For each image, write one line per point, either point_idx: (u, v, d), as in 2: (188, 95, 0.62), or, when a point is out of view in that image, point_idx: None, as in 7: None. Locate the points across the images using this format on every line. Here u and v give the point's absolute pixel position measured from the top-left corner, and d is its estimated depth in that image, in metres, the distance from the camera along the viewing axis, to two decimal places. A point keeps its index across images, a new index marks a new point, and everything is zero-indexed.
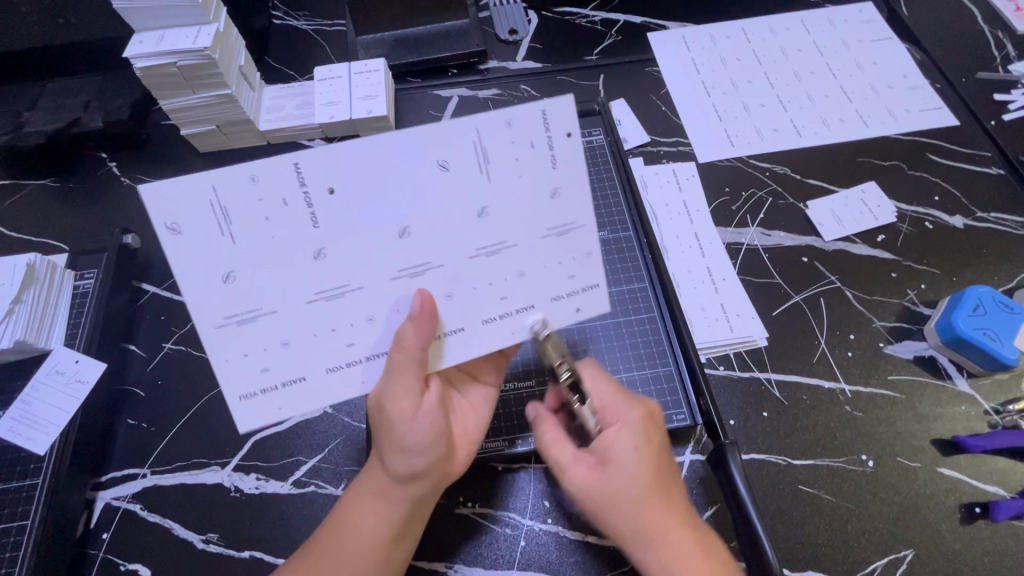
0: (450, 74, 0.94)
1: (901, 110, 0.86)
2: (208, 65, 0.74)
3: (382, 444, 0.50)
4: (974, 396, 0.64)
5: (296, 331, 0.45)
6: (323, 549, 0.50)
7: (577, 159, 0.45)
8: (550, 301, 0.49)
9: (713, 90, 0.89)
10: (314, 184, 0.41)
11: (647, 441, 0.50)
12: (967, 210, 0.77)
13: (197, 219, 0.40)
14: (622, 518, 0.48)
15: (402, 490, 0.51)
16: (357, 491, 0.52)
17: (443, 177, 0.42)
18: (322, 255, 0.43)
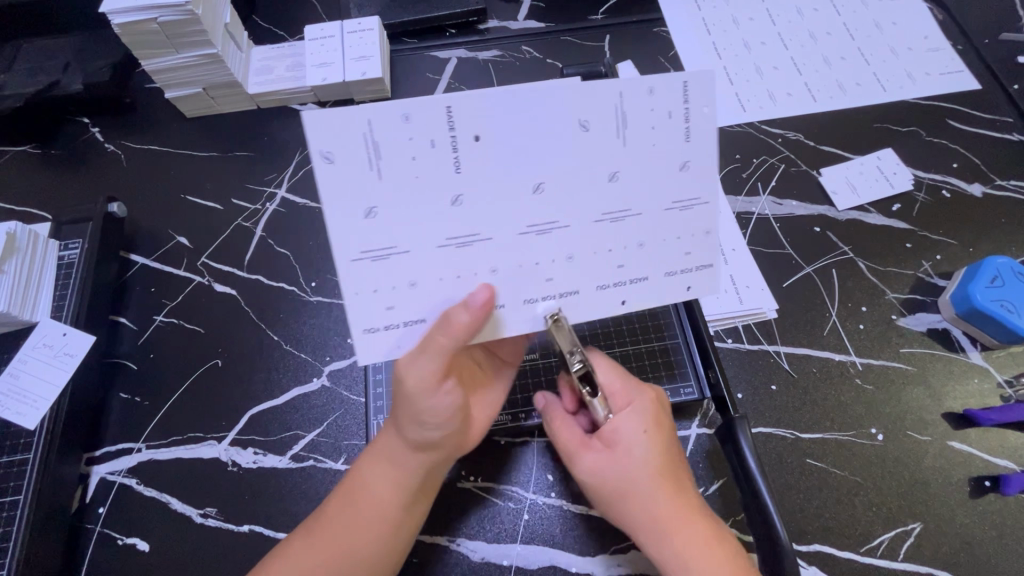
0: (448, 34, 0.89)
1: (921, 73, 0.82)
2: (190, 21, 0.69)
3: (400, 415, 0.48)
4: (987, 369, 0.63)
5: (426, 271, 0.42)
6: (338, 516, 0.50)
7: (709, 135, 0.43)
8: (663, 275, 0.47)
9: (724, 52, 0.85)
10: (464, 130, 0.39)
11: (656, 423, 0.50)
12: (986, 178, 0.74)
13: (355, 153, 0.38)
14: (634, 505, 0.48)
15: (418, 460, 0.50)
16: (372, 459, 0.51)
17: (587, 136, 0.40)
18: (462, 202, 0.41)
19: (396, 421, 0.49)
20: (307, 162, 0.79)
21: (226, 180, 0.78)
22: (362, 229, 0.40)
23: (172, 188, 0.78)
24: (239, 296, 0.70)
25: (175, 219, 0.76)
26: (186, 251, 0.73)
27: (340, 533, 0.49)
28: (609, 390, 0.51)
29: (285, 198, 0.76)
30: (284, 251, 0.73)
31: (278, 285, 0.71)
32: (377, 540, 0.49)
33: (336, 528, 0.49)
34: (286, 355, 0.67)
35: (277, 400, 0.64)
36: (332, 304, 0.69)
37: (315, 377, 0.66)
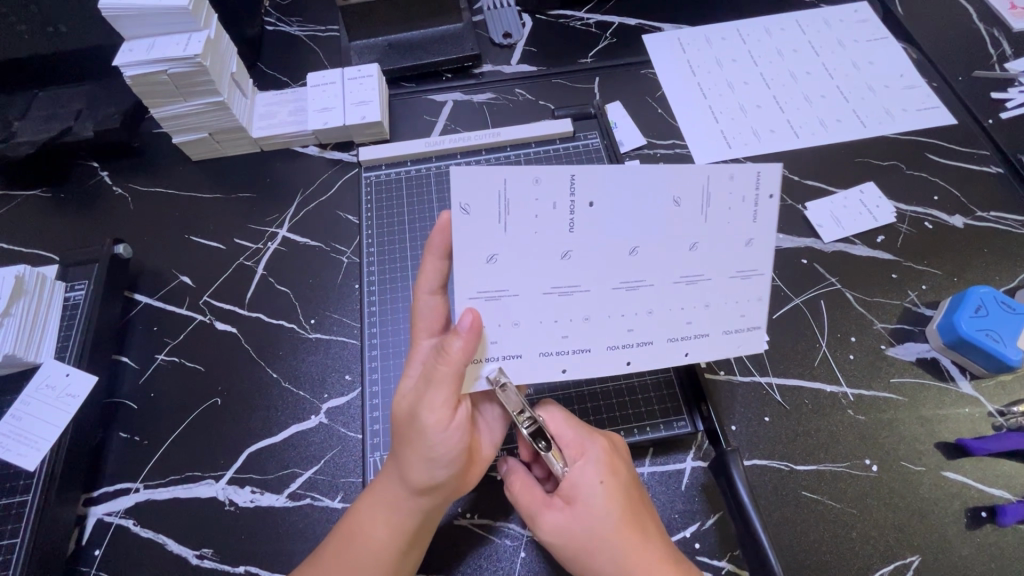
0: (444, 78, 0.94)
1: (898, 109, 0.86)
2: (199, 72, 0.73)
3: (402, 453, 0.49)
4: (978, 398, 0.63)
5: (527, 313, 0.47)
6: (340, 557, 0.50)
7: (772, 220, 0.47)
8: (721, 334, 0.50)
9: (709, 91, 0.89)
10: (581, 199, 0.43)
11: (612, 472, 0.50)
12: (966, 210, 0.76)
13: (489, 206, 0.43)
14: (599, 559, 0.48)
15: (420, 502, 0.50)
16: (376, 498, 0.51)
17: (676, 208, 0.45)
18: (568, 257, 0.45)
19: (399, 463, 0.50)
20: (308, 202, 0.82)
21: (229, 221, 0.81)
22: (482, 272, 0.45)
23: (177, 228, 0.80)
24: (240, 334, 0.72)
25: (179, 259, 0.78)
26: (189, 290, 0.75)
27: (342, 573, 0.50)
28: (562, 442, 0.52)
29: (286, 237, 0.79)
30: (284, 289, 0.75)
31: (279, 322, 0.72)
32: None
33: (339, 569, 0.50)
34: (285, 392, 0.68)
35: (276, 437, 0.65)
36: (331, 340, 0.70)
37: (313, 414, 0.66)
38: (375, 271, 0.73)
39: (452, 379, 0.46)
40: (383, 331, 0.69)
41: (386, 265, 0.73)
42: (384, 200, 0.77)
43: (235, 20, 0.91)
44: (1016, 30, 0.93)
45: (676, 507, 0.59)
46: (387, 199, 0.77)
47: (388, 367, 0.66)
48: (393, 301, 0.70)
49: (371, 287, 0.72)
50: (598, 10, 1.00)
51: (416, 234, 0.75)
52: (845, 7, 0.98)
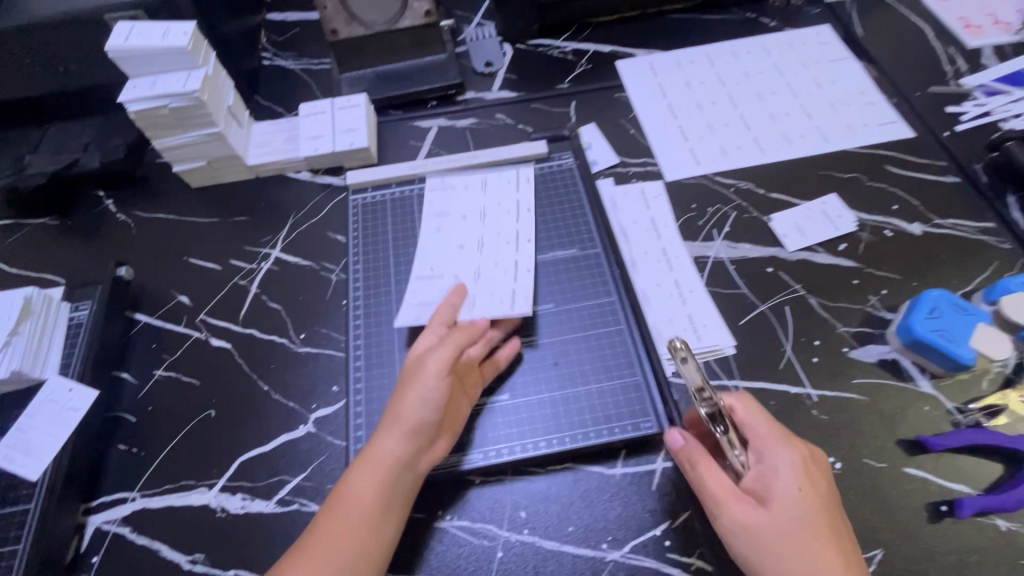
0: (430, 105, 0.99)
1: (859, 124, 0.90)
2: (197, 106, 0.79)
3: (397, 404, 0.59)
4: (938, 397, 0.66)
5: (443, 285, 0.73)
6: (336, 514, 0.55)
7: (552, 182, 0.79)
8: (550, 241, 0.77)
9: (679, 112, 0.94)
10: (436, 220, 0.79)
11: (808, 480, 0.53)
12: (925, 217, 0.80)
13: (467, 269, 0.73)
14: (789, 560, 0.50)
15: (403, 451, 0.57)
16: (366, 457, 0.57)
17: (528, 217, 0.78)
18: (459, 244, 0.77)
19: (390, 417, 0.59)
20: (300, 224, 0.86)
21: (226, 243, 0.85)
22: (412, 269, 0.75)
23: (176, 251, 0.85)
24: (234, 349, 0.76)
25: (178, 279, 0.82)
26: (186, 308, 0.79)
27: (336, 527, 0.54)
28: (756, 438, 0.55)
29: (279, 257, 0.83)
30: (276, 306, 0.79)
31: (271, 337, 0.76)
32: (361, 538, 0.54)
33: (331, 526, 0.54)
34: (275, 403, 0.71)
35: (267, 446, 0.68)
36: (319, 353, 0.74)
37: (301, 424, 0.69)
38: (361, 287, 0.77)
39: (457, 342, 0.61)
40: (368, 342, 0.72)
41: (372, 280, 0.77)
42: (371, 220, 0.82)
43: (232, 57, 0.98)
44: (970, 47, 0.98)
45: (648, 506, 0.61)
46: (373, 219, 0.81)
47: (372, 377, 0.70)
48: (377, 314, 0.74)
49: (358, 301, 0.76)
50: (574, 38, 1.06)
51: (400, 251, 0.79)
52: (808, 30, 1.03)
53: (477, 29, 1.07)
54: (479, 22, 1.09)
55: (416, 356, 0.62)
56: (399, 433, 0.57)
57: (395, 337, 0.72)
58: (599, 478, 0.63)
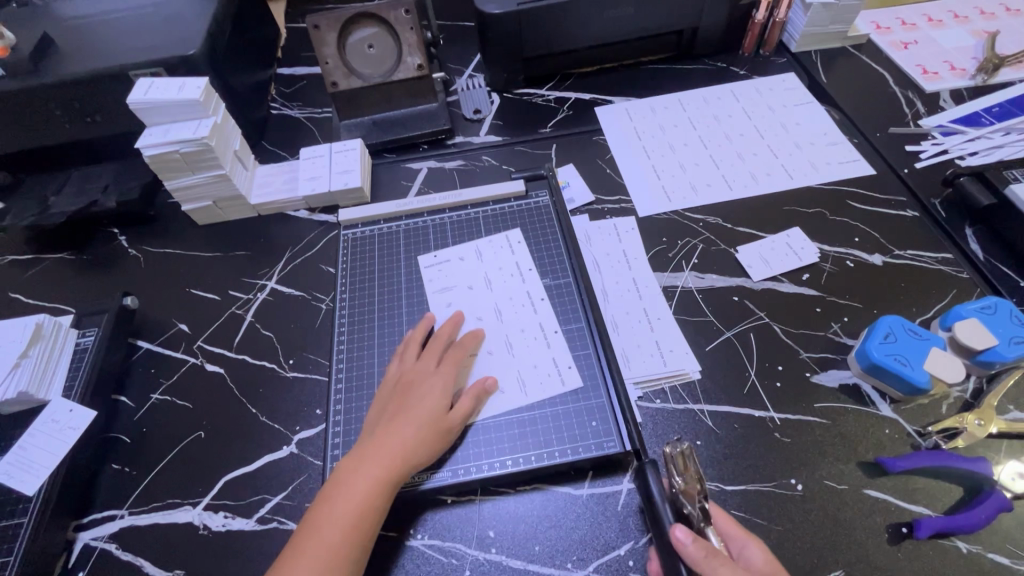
0: (421, 149, 1.07)
1: (823, 162, 0.95)
2: (204, 151, 0.86)
3: (392, 440, 0.62)
4: (898, 419, 0.68)
5: (489, 344, 0.75)
6: (311, 536, 0.57)
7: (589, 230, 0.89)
8: (540, 297, 0.79)
9: (653, 153, 1.00)
10: (441, 282, 0.82)
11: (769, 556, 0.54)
12: (885, 249, 0.84)
13: (500, 345, 0.75)
14: None
15: (387, 498, 0.60)
16: (350, 481, 0.60)
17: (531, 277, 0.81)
18: (479, 317, 0.78)
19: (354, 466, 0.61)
20: (295, 258, 0.93)
21: (227, 276, 0.92)
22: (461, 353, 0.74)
23: (180, 283, 0.92)
24: (227, 374, 0.80)
25: (180, 309, 0.88)
26: (185, 336, 0.85)
27: (311, 557, 0.55)
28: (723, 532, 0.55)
29: (274, 288, 0.89)
30: (269, 333, 0.84)
31: (262, 363, 0.81)
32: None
33: (301, 552, 0.56)
34: (262, 425, 0.75)
35: (250, 465, 0.72)
36: (307, 378, 0.78)
37: (285, 445, 0.73)
38: (347, 316, 0.81)
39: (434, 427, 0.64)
40: (352, 368, 0.77)
41: (357, 309, 0.82)
42: (361, 254, 0.87)
43: (242, 108, 1.07)
44: (929, 91, 1.04)
45: (613, 526, 0.63)
46: (362, 253, 0.87)
47: (353, 399, 0.74)
48: (360, 341, 0.79)
49: (343, 329, 0.80)
50: (557, 87, 1.14)
51: (384, 282, 0.84)
52: (775, 77, 1.10)
53: (467, 80, 1.16)
54: (469, 74, 1.18)
55: (422, 400, 0.65)
56: (386, 474, 0.60)
57: (376, 361, 0.77)
58: (566, 498, 0.65)
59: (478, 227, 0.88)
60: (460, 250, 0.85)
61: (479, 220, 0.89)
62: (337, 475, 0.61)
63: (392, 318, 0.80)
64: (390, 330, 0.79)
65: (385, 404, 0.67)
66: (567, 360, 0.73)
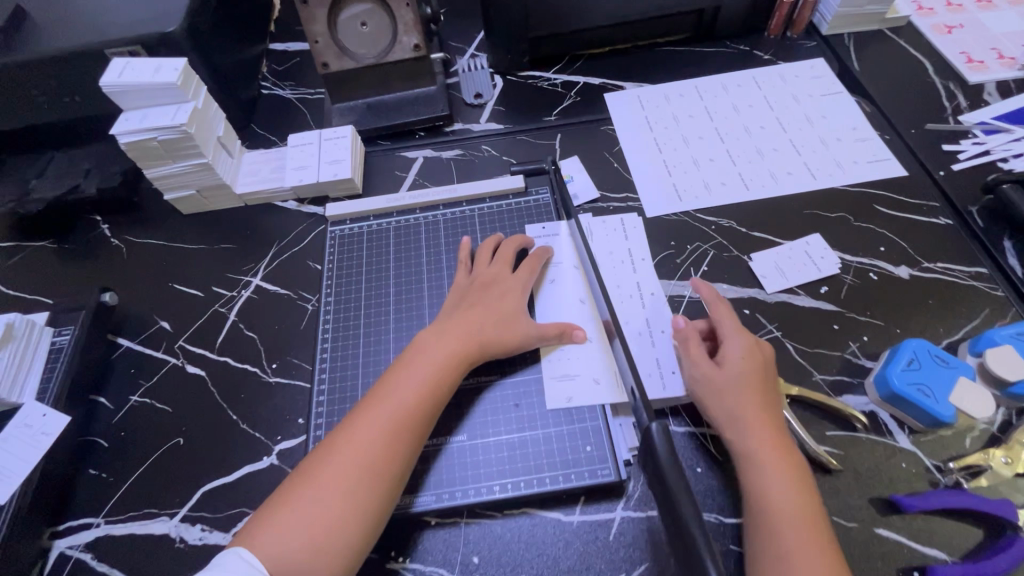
0: (418, 137, 1.01)
1: (849, 161, 0.88)
2: (184, 139, 0.81)
3: (414, 366, 0.63)
4: (916, 452, 0.63)
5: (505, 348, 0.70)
6: (337, 448, 0.58)
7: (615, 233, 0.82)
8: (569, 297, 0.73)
9: (664, 146, 0.93)
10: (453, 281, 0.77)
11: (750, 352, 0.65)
12: (913, 261, 0.77)
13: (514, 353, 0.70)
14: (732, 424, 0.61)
15: (457, 373, 0.63)
16: (421, 364, 0.63)
17: (555, 287, 0.74)
18: None
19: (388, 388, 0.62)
20: (283, 253, 0.88)
21: (212, 271, 0.88)
22: None
23: (164, 277, 0.88)
24: (208, 376, 0.77)
25: (162, 305, 0.85)
26: (167, 334, 0.81)
27: (376, 431, 0.58)
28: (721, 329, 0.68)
29: (259, 285, 0.85)
30: (252, 334, 0.80)
31: (244, 366, 0.77)
32: (382, 457, 0.57)
33: (358, 430, 0.58)
34: (243, 433, 0.72)
35: (229, 476, 0.69)
36: (290, 384, 0.75)
37: (266, 455, 0.70)
38: (331, 320, 0.77)
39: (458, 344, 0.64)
40: (335, 377, 0.72)
41: (341, 311, 0.77)
42: (349, 251, 0.82)
43: (229, 89, 1.01)
44: (972, 82, 0.95)
45: (604, 556, 0.59)
46: (349, 250, 0.82)
47: (334, 409, 0.70)
48: (345, 347, 0.74)
49: (328, 333, 0.76)
50: (565, 70, 1.06)
51: (371, 282, 0.79)
52: (802, 63, 1.02)
53: (469, 61, 1.09)
54: (471, 54, 1.10)
55: (497, 302, 0.68)
56: (463, 358, 0.64)
57: (359, 368, 0.72)
58: (555, 523, 0.61)
59: (474, 226, 0.82)
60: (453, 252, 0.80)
61: (474, 218, 0.83)
62: (393, 367, 0.63)
63: (378, 321, 0.76)
64: (376, 335, 0.75)
65: (450, 307, 0.69)
66: (579, 371, 0.67)
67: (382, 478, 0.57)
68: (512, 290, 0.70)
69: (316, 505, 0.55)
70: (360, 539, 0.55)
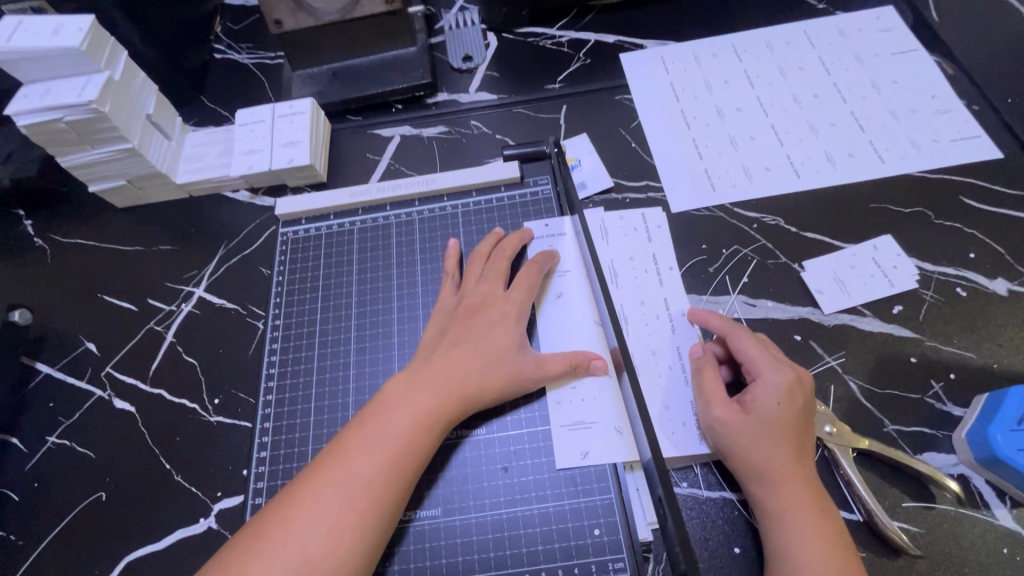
0: (395, 111, 0.84)
1: (927, 139, 0.70)
2: (98, 119, 0.65)
3: (385, 414, 0.48)
4: (1021, 533, 0.49)
5: None
6: (277, 532, 0.43)
7: (632, 232, 0.67)
8: (584, 319, 0.58)
9: (694, 121, 0.75)
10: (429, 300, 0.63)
11: (789, 397, 0.50)
12: (1012, 271, 0.61)
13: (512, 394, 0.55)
14: (762, 477, 0.48)
15: (437, 433, 0.49)
16: (392, 417, 0.48)
17: (563, 304, 0.59)
18: None
19: (345, 444, 0.47)
20: (230, 257, 0.73)
21: (147, 278, 0.73)
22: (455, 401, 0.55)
23: (91, 286, 0.74)
24: (138, 413, 0.64)
25: (89, 323, 0.71)
26: (92, 358, 0.68)
27: (332, 507, 0.44)
28: (749, 360, 0.53)
29: (202, 298, 0.71)
30: (192, 359, 0.66)
31: (180, 400, 0.64)
32: (334, 549, 0.42)
33: (305, 509, 0.43)
34: (177, 488, 0.59)
35: (159, 542, 0.57)
36: (233, 426, 0.61)
37: (202, 516, 0.57)
38: (280, 344, 0.63)
39: (441, 390, 0.50)
40: (283, 416, 0.59)
41: (292, 334, 0.63)
42: (304, 258, 0.67)
43: (167, 53, 0.84)
44: None
45: None
46: (305, 257, 0.67)
47: (280, 463, 0.57)
48: (295, 379, 0.61)
49: (275, 361, 0.62)
50: (572, 25, 0.87)
51: (329, 298, 0.64)
52: (866, 13, 0.82)
53: (457, 14, 0.90)
54: (459, 6, 0.91)
55: (492, 331, 0.54)
56: (446, 410, 0.50)
57: (313, 409, 0.59)
58: None
59: (456, 226, 0.66)
60: (431, 262, 0.65)
61: (456, 217, 0.67)
62: (357, 419, 0.49)
63: (336, 349, 0.62)
64: (332, 366, 0.61)
65: (431, 339, 0.55)
66: (595, 417, 0.52)
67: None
68: (513, 315, 0.55)
69: None
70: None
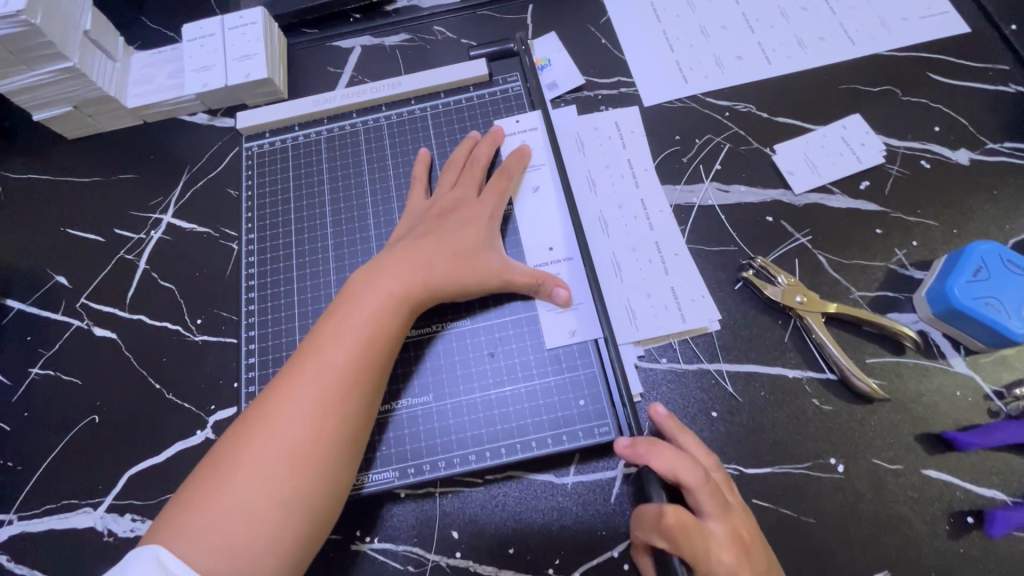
0: (352, 20, 0.79)
1: (897, 18, 0.69)
2: (30, 34, 0.60)
3: (352, 307, 0.50)
4: (973, 378, 0.53)
5: None
6: (264, 417, 0.45)
7: (604, 129, 0.66)
8: (561, 208, 0.58)
9: (664, 13, 0.73)
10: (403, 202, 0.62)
11: None
12: (975, 142, 0.62)
13: None
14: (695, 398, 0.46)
15: (402, 320, 0.50)
16: (358, 308, 0.49)
17: (539, 197, 0.59)
18: None
19: (318, 336, 0.49)
20: (195, 181, 0.71)
21: (109, 208, 0.71)
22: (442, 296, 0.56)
23: (50, 220, 0.71)
24: (120, 340, 0.63)
25: (55, 255, 0.69)
26: (64, 291, 0.67)
27: (309, 391, 0.46)
28: None
29: (171, 224, 0.69)
30: (169, 284, 0.65)
31: (162, 324, 0.63)
32: (320, 430, 0.45)
33: (285, 397, 0.46)
34: (169, 405, 0.60)
35: (158, 456, 0.58)
36: (219, 343, 0.62)
37: (199, 429, 0.59)
38: (256, 259, 0.62)
39: (404, 282, 0.51)
40: (267, 326, 0.60)
41: (268, 249, 0.62)
42: (272, 172, 0.66)
43: None
44: None
45: (602, 522, 0.50)
46: (273, 170, 0.65)
47: (269, 367, 0.58)
48: (276, 290, 0.61)
49: (254, 275, 0.62)
50: None
51: (302, 212, 0.63)
52: None
53: None
54: None
55: (458, 226, 0.54)
56: (410, 300, 0.51)
57: (296, 317, 0.59)
58: (546, 487, 0.51)
59: (425, 130, 0.65)
60: (403, 168, 0.64)
61: (426, 120, 0.65)
62: (329, 312, 0.50)
63: (314, 259, 0.61)
64: (313, 274, 0.61)
65: (397, 237, 0.55)
66: (580, 298, 0.54)
67: (318, 455, 0.45)
68: (480, 211, 0.55)
69: (241, 494, 0.42)
70: (300, 536, 0.43)
